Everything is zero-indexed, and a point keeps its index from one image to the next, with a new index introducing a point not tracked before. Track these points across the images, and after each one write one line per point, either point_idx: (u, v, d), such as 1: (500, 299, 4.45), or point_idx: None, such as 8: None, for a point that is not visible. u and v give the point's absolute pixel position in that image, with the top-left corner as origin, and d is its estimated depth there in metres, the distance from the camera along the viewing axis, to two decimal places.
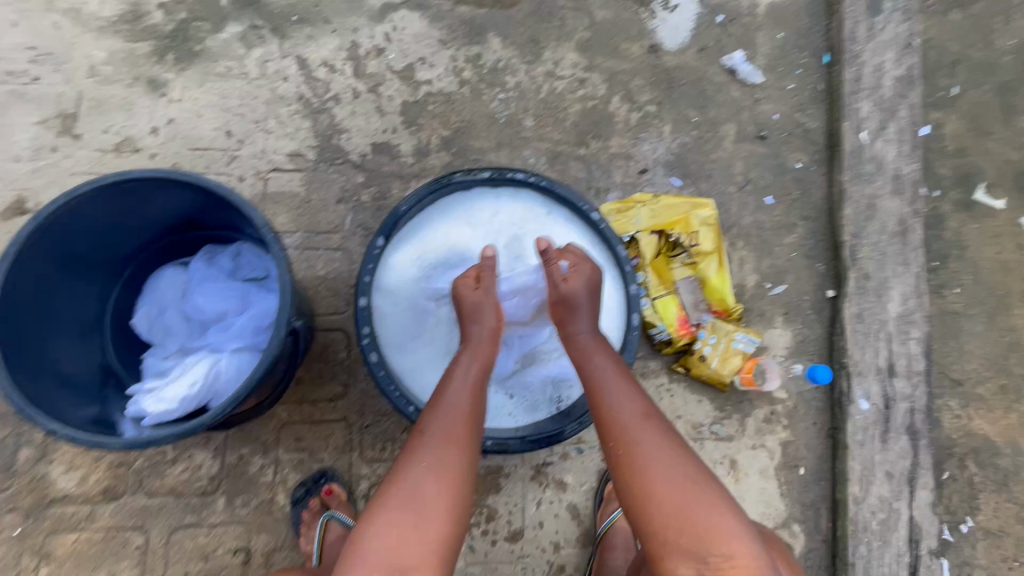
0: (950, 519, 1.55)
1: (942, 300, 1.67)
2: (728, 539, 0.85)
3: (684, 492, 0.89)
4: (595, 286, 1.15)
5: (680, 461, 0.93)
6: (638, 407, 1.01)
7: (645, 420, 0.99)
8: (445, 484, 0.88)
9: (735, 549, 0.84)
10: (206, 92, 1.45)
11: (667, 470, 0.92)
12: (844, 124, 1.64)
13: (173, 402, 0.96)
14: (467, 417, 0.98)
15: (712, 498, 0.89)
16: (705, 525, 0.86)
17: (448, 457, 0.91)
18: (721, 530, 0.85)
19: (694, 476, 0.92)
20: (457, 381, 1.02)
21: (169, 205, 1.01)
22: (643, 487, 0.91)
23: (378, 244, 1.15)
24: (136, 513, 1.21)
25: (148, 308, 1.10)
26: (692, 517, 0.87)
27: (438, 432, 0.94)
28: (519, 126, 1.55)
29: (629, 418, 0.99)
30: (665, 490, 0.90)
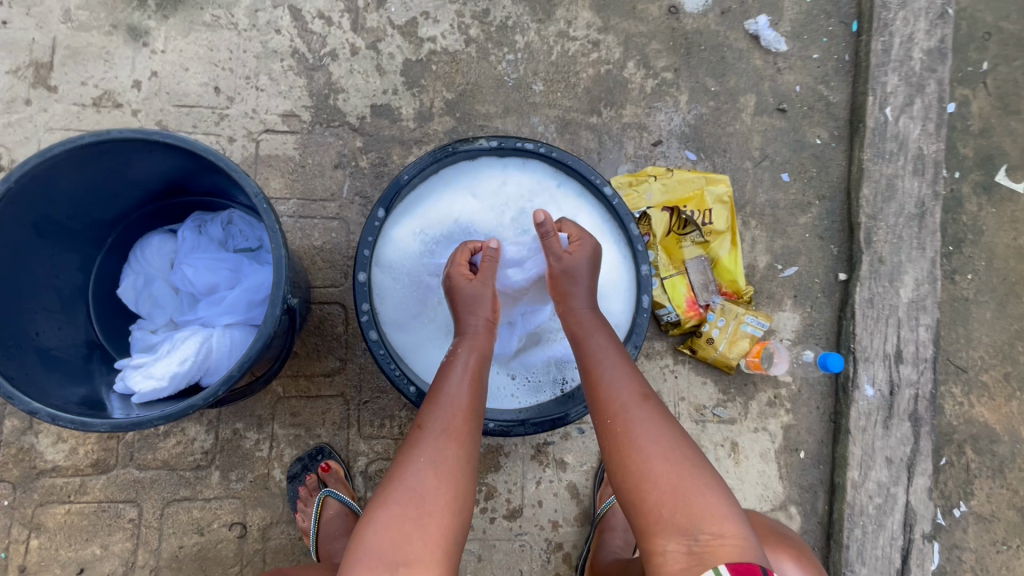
0: (944, 503, 1.56)
1: (954, 285, 1.63)
2: (722, 516, 0.81)
3: (678, 470, 0.86)
4: (595, 260, 1.10)
5: (675, 443, 0.90)
6: (636, 388, 0.98)
7: (642, 402, 0.96)
8: (443, 476, 0.86)
9: (730, 526, 0.80)
10: (192, 44, 1.34)
11: (662, 450, 0.89)
12: (868, 99, 1.56)
13: (162, 379, 0.91)
14: (466, 407, 0.94)
15: (706, 478, 0.86)
16: (697, 503, 0.82)
17: (445, 448, 0.89)
18: (713, 507, 0.82)
19: (689, 457, 0.88)
20: (455, 370, 0.99)
21: (155, 169, 0.94)
22: (638, 468, 0.88)
23: (378, 216, 1.08)
24: (128, 487, 1.18)
25: (133, 278, 1.04)
26: (684, 495, 0.83)
27: (437, 424, 0.92)
28: (528, 91, 1.46)
29: (626, 398, 0.96)
30: (659, 469, 0.87)
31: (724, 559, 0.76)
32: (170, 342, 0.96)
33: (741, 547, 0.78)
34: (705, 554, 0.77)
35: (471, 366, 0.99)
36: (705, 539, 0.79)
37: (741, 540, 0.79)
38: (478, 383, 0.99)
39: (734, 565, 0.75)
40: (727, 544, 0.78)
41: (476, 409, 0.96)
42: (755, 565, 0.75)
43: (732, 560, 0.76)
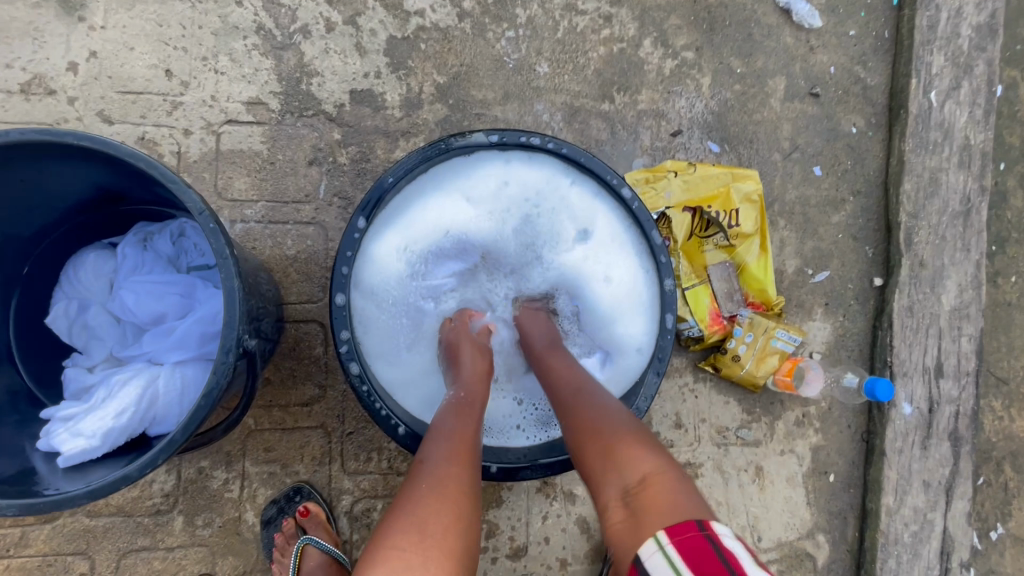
0: (980, 525, 1.43)
1: (996, 289, 1.47)
2: (656, 471, 0.71)
3: (614, 437, 0.77)
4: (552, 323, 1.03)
5: (616, 419, 0.80)
6: (575, 382, 0.89)
7: (582, 391, 0.87)
8: (447, 504, 0.67)
9: (671, 482, 0.70)
10: (137, 19, 1.14)
11: (600, 425, 0.80)
12: (911, 82, 1.39)
13: (92, 438, 0.74)
14: (469, 435, 0.78)
15: (643, 438, 0.77)
16: (631, 465, 0.73)
17: (444, 473, 0.71)
18: (653, 467, 0.72)
19: (626, 427, 0.79)
20: (447, 402, 0.84)
21: (79, 176, 0.77)
22: (579, 451, 0.79)
23: (358, 226, 0.92)
24: (78, 537, 1.04)
25: (64, 303, 0.87)
26: (616, 461, 0.74)
27: (430, 453, 0.75)
28: (531, 74, 1.27)
29: (567, 396, 0.87)
30: (595, 445, 0.78)
31: (660, 522, 0.65)
32: (107, 387, 0.80)
33: (679, 499, 0.68)
34: (642, 517, 0.67)
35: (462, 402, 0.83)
36: (637, 499, 0.69)
37: (682, 493, 0.69)
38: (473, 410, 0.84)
39: (671, 523, 0.64)
40: (659, 496, 0.69)
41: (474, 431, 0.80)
42: (688, 518, 0.65)
43: (666, 517, 0.65)
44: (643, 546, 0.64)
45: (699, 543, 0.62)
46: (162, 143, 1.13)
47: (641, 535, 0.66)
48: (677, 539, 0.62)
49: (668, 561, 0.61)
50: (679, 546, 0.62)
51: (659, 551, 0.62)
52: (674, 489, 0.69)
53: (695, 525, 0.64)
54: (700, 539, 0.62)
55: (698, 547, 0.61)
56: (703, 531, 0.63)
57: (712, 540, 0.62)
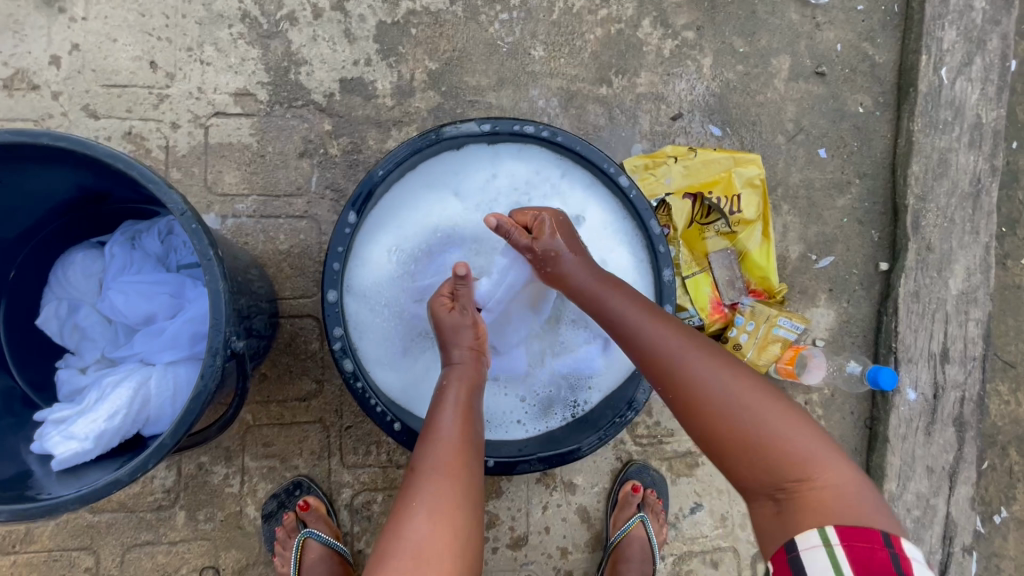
0: (984, 509, 1.40)
1: (1005, 272, 1.42)
2: (818, 469, 0.67)
3: (761, 420, 0.69)
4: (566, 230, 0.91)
5: (754, 397, 0.71)
6: (682, 337, 0.79)
7: (708, 354, 0.76)
8: (444, 523, 0.66)
9: (836, 483, 0.66)
10: (119, 9, 1.11)
11: (735, 400, 0.71)
12: (921, 59, 1.33)
13: (84, 441, 0.74)
14: (467, 442, 0.75)
15: (795, 421, 0.70)
16: (785, 454, 0.67)
17: (438, 490, 0.69)
18: (808, 457, 0.67)
19: (772, 409, 0.70)
20: (446, 401, 0.79)
21: (59, 176, 0.76)
22: (714, 426, 0.71)
23: (349, 221, 0.89)
24: (82, 533, 1.06)
25: (54, 304, 0.86)
26: (766, 448, 0.68)
27: (427, 459, 0.72)
28: (525, 58, 1.24)
29: (679, 353, 0.76)
30: (735, 423, 0.70)
31: (829, 519, 0.63)
32: (99, 389, 0.79)
33: (846, 507, 0.64)
34: (799, 516, 0.64)
35: (466, 404, 0.78)
36: (794, 495, 0.66)
37: (852, 493, 0.65)
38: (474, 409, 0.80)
39: (843, 527, 0.62)
40: (823, 498, 0.64)
41: (476, 434, 0.77)
42: (872, 530, 0.61)
43: (837, 519, 0.62)
44: (805, 539, 0.63)
45: (884, 560, 0.59)
46: (149, 138, 1.11)
47: (801, 528, 0.64)
48: (850, 544, 0.60)
49: (835, 565, 0.59)
50: (853, 556, 0.59)
51: (827, 554, 0.61)
52: (845, 494, 0.65)
53: (877, 539, 0.60)
54: (885, 558, 0.59)
55: (880, 562, 0.59)
56: (891, 551, 0.59)
57: (901, 564, 0.58)
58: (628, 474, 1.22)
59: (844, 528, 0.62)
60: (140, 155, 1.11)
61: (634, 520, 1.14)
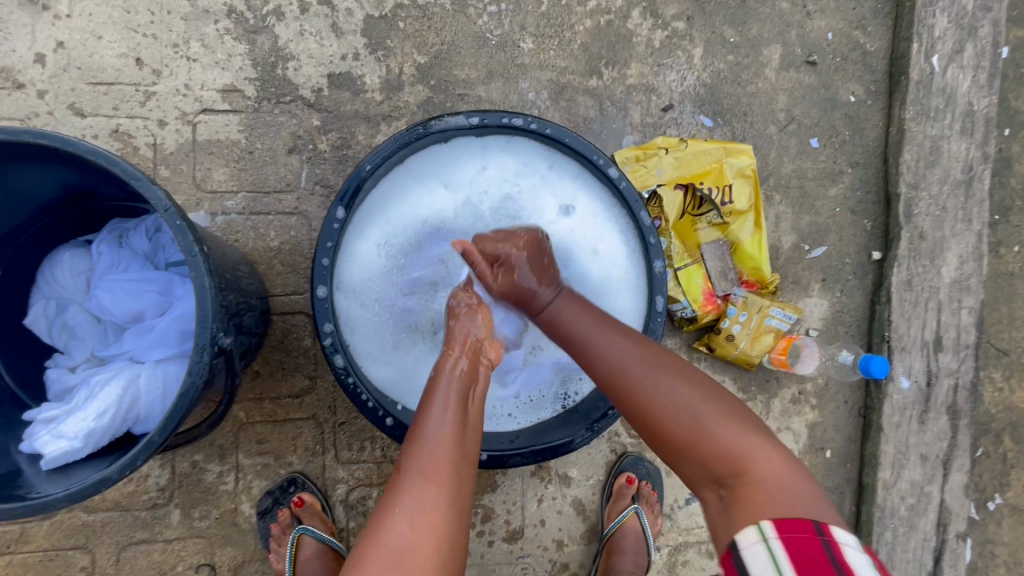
0: (978, 496, 1.41)
1: (998, 259, 1.42)
2: (749, 461, 0.67)
3: (696, 417, 0.72)
4: (538, 254, 0.91)
5: (694, 396, 0.74)
6: (633, 344, 0.81)
7: (655, 361, 0.78)
8: (427, 529, 0.66)
9: (768, 474, 0.66)
10: (104, 5, 1.10)
11: (680, 404, 0.73)
12: (913, 46, 1.33)
13: (74, 440, 0.74)
14: (456, 444, 0.73)
15: (731, 417, 0.72)
16: (720, 453, 0.69)
17: (424, 496, 0.68)
18: (743, 453, 0.68)
19: (707, 405, 0.73)
20: (439, 404, 0.77)
21: (44, 175, 0.76)
22: (658, 427, 0.74)
23: (338, 216, 0.90)
24: (77, 532, 1.06)
25: (42, 303, 0.85)
26: (704, 445, 0.70)
27: (416, 464, 0.71)
28: (515, 50, 1.23)
29: (627, 364, 0.78)
30: (673, 424, 0.73)
31: (767, 514, 0.61)
32: (88, 388, 0.79)
33: (780, 495, 0.63)
34: (736, 509, 0.64)
35: (457, 404, 0.77)
36: (732, 490, 0.67)
37: (788, 485, 0.65)
38: (468, 406, 0.79)
39: (780, 520, 0.60)
40: (758, 492, 0.64)
41: (470, 433, 0.76)
42: (805, 520, 0.59)
43: (774, 513, 0.61)
44: (744, 537, 0.60)
45: (817, 550, 0.56)
46: (137, 135, 1.10)
47: (741, 527, 0.61)
48: (784, 536, 0.58)
49: (773, 561, 0.56)
50: (790, 549, 0.56)
51: (765, 551, 0.57)
52: (779, 483, 0.65)
53: (812, 529, 0.58)
54: (819, 548, 0.56)
55: (814, 553, 0.56)
56: (823, 539, 0.57)
57: (834, 552, 0.56)
58: (622, 466, 1.23)
59: (783, 523, 0.59)
60: (127, 153, 1.10)
61: (629, 512, 1.15)
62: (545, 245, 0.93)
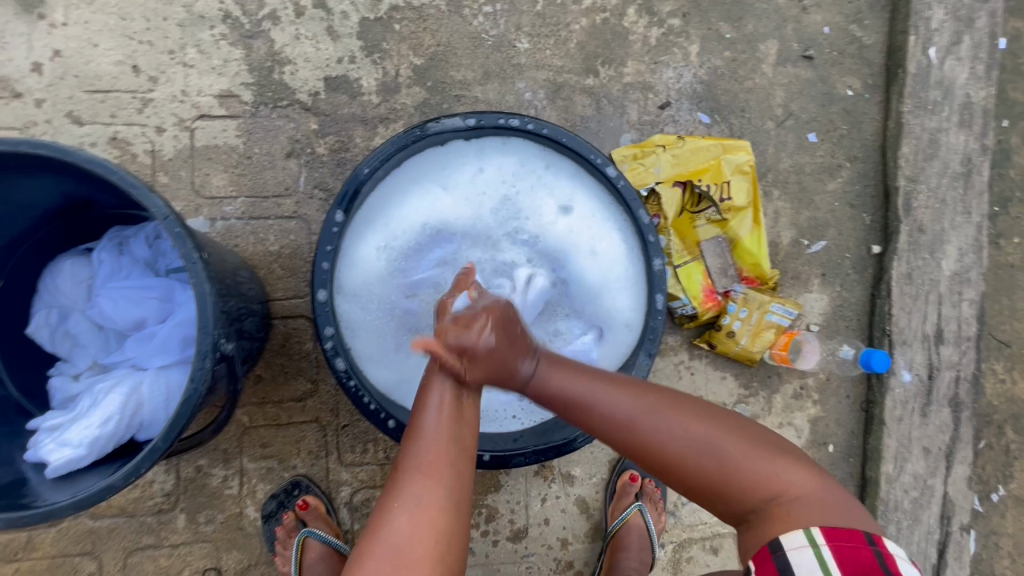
0: (981, 488, 1.41)
1: (998, 251, 1.41)
2: (782, 483, 0.70)
3: (720, 456, 0.71)
4: (506, 326, 0.76)
5: (712, 429, 0.73)
6: (632, 393, 0.76)
7: (660, 404, 0.75)
8: (426, 524, 0.66)
9: (806, 495, 0.69)
10: (99, 13, 1.11)
11: (694, 445, 0.72)
12: (910, 39, 1.32)
13: (78, 447, 0.74)
14: (453, 439, 0.73)
15: (754, 445, 0.72)
16: (753, 485, 0.70)
17: (420, 490, 0.68)
18: (772, 476, 0.70)
19: (731, 440, 0.72)
20: (433, 400, 0.74)
21: (43, 185, 0.76)
22: (680, 476, 0.72)
23: (336, 220, 0.90)
24: (83, 538, 1.06)
25: (45, 312, 0.86)
26: (731, 481, 0.70)
27: (414, 459, 0.71)
28: (511, 50, 1.23)
29: (637, 415, 0.74)
30: (699, 469, 0.71)
31: (812, 521, 0.66)
32: (92, 396, 0.79)
33: (818, 513, 0.67)
34: (771, 528, 0.67)
35: (453, 398, 0.75)
36: (764, 515, 0.69)
37: (826, 501, 0.68)
38: (464, 398, 0.76)
39: (829, 528, 0.65)
40: (794, 513, 0.67)
41: (466, 424, 0.75)
42: (857, 530, 0.65)
43: (822, 520, 0.66)
44: (792, 540, 0.65)
45: (870, 560, 0.63)
46: (135, 142, 1.11)
47: (789, 530, 0.66)
48: (834, 543, 0.63)
49: (823, 566, 0.62)
50: (839, 557, 0.62)
51: (815, 555, 0.63)
52: (818, 502, 0.68)
53: (863, 538, 0.64)
54: (870, 555, 0.63)
55: (865, 562, 0.62)
56: (874, 549, 0.64)
57: (885, 561, 0.62)
58: (625, 463, 1.23)
59: (832, 534, 0.65)
60: (126, 160, 1.10)
61: (632, 509, 1.15)
62: (513, 316, 0.78)
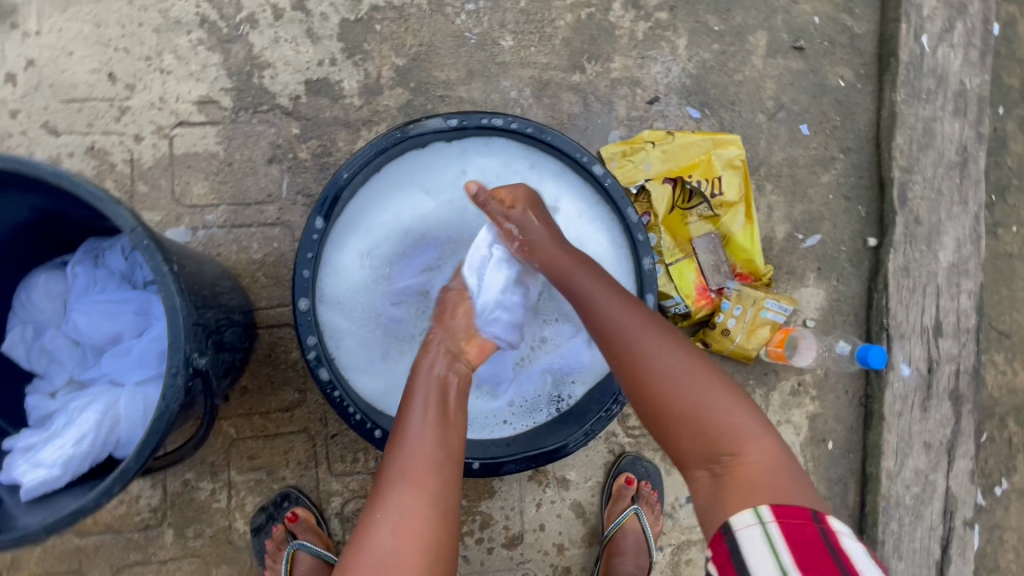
0: (984, 482, 1.38)
1: (996, 241, 1.39)
2: (745, 443, 0.69)
3: (696, 396, 0.71)
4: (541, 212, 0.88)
5: (694, 366, 0.73)
6: (638, 312, 0.78)
7: (662, 334, 0.76)
8: (411, 535, 0.65)
9: (761, 461, 0.68)
10: (74, 21, 1.09)
11: (678, 366, 0.73)
12: (901, 27, 1.30)
13: (53, 467, 0.72)
14: (438, 446, 0.71)
15: (733, 399, 0.72)
16: (719, 425, 0.70)
17: (405, 501, 0.67)
18: (739, 430, 0.70)
19: (709, 378, 0.72)
20: (416, 408, 0.74)
21: (14, 201, 0.74)
22: (657, 404, 0.72)
23: (316, 227, 0.87)
24: (70, 556, 1.05)
25: (19, 329, 0.84)
26: (704, 421, 0.70)
27: (398, 468, 0.69)
28: (494, 49, 1.21)
29: (640, 333, 0.75)
30: (676, 401, 0.71)
31: (763, 498, 0.65)
32: (67, 414, 0.78)
33: (773, 490, 0.66)
34: (731, 497, 0.66)
35: (437, 407, 0.75)
36: (726, 473, 0.68)
37: (779, 470, 0.68)
38: (448, 404, 0.76)
39: (778, 506, 0.63)
40: (752, 472, 0.68)
41: (453, 429, 0.74)
42: (802, 508, 0.64)
43: (772, 499, 0.65)
44: (739, 519, 0.64)
45: (814, 536, 0.61)
46: (113, 152, 1.09)
47: (738, 508, 0.65)
48: (782, 520, 0.62)
49: (770, 544, 0.61)
50: (786, 534, 0.61)
51: (760, 532, 0.62)
52: (770, 467, 0.68)
53: (808, 515, 0.63)
54: (814, 533, 0.61)
55: (810, 539, 0.60)
56: (820, 527, 0.62)
57: (830, 538, 0.61)
58: (621, 466, 1.21)
59: (779, 509, 0.63)
60: (104, 170, 1.08)
61: (629, 513, 1.13)
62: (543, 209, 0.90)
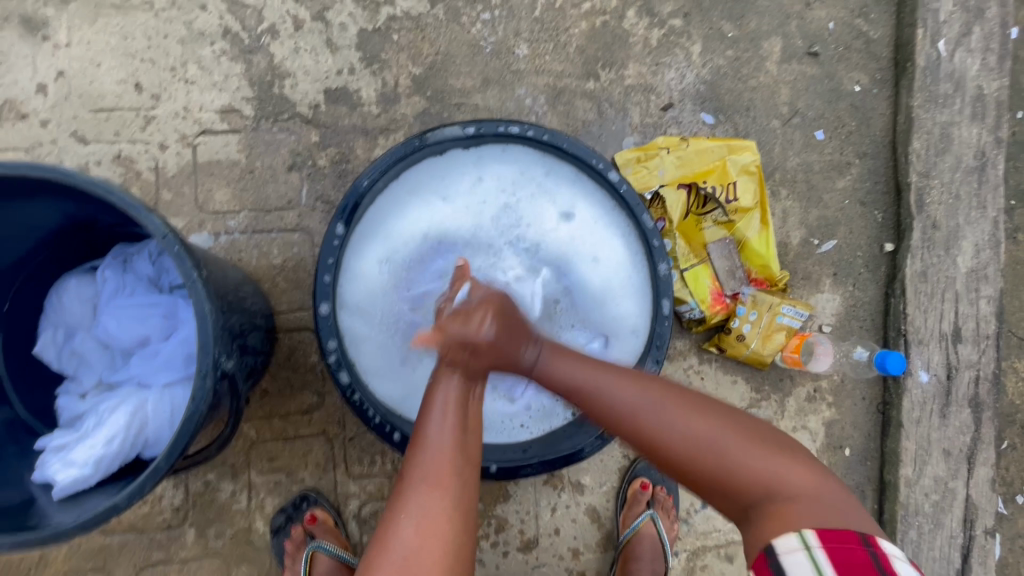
0: (1005, 490, 1.36)
1: (1015, 246, 1.38)
2: (783, 480, 0.67)
3: (719, 452, 0.69)
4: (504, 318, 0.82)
5: (710, 423, 0.72)
6: (637, 382, 0.77)
7: (668, 397, 0.75)
8: (432, 535, 0.65)
9: (806, 492, 0.66)
10: (102, 33, 1.12)
11: (691, 440, 0.70)
12: (917, 32, 1.30)
13: (84, 466, 0.74)
14: (457, 447, 0.72)
15: (754, 439, 0.71)
16: (749, 478, 0.68)
17: (426, 500, 0.67)
18: (772, 472, 0.68)
19: (729, 432, 0.71)
20: (435, 405, 0.76)
21: (48, 208, 0.77)
22: (681, 467, 0.71)
23: (337, 233, 0.88)
24: (95, 555, 1.07)
25: (51, 332, 0.87)
26: (730, 476, 0.68)
27: (418, 469, 0.70)
28: (510, 57, 1.22)
29: (639, 405, 0.74)
30: (700, 464, 0.70)
31: (808, 521, 0.62)
32: (97, 415, 0.80)
33: (814, 512, 0.64)
34: (767, 528, 0.64)
35: (455, 401, 0.76)
36: (763, 515, 0.66)
37: (824, 498, 0.65)
38: (468, 406, 0.78)
39: (823, 530, 0.61)
40: (792, 508, 0.64)
41: (471, 433, 0.75)
42: (851, 530, 0.62)
43: (817, 523, 0.62)
44: (784, 543, 0.61)
45: (865, 561, 0.59)
46: (139, 160, 1.11)
47: (781, 532, 0.62)
48: (829, 545, 0.60)
49: (816, 567, 0.58)
50: (834, 559, 0.58)
51: (807, 556, 0.59)
52: (815, 495, 0.66)
53: (858, 539, 0.61)
54: (864, 556, 0.59)
55: (862, 563, 0.58)
56: (870, 550, 0.60)
57: (881, 561, 0.58)
58: (636, 471, 1.21)
59: (825, 533, 0.61)
60: (130, 178, 1.11)
61: (644, 518, 1.13)
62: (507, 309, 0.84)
